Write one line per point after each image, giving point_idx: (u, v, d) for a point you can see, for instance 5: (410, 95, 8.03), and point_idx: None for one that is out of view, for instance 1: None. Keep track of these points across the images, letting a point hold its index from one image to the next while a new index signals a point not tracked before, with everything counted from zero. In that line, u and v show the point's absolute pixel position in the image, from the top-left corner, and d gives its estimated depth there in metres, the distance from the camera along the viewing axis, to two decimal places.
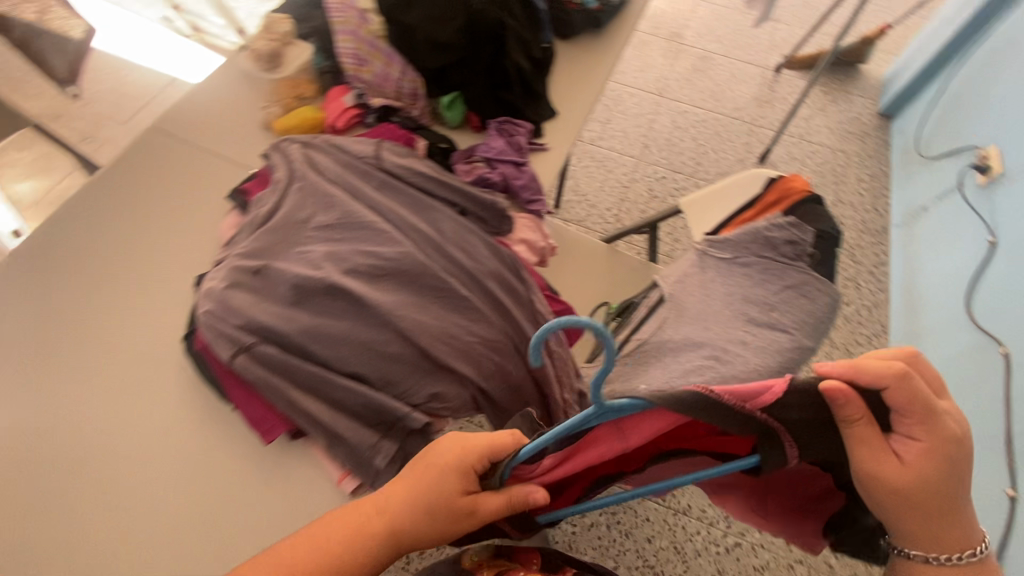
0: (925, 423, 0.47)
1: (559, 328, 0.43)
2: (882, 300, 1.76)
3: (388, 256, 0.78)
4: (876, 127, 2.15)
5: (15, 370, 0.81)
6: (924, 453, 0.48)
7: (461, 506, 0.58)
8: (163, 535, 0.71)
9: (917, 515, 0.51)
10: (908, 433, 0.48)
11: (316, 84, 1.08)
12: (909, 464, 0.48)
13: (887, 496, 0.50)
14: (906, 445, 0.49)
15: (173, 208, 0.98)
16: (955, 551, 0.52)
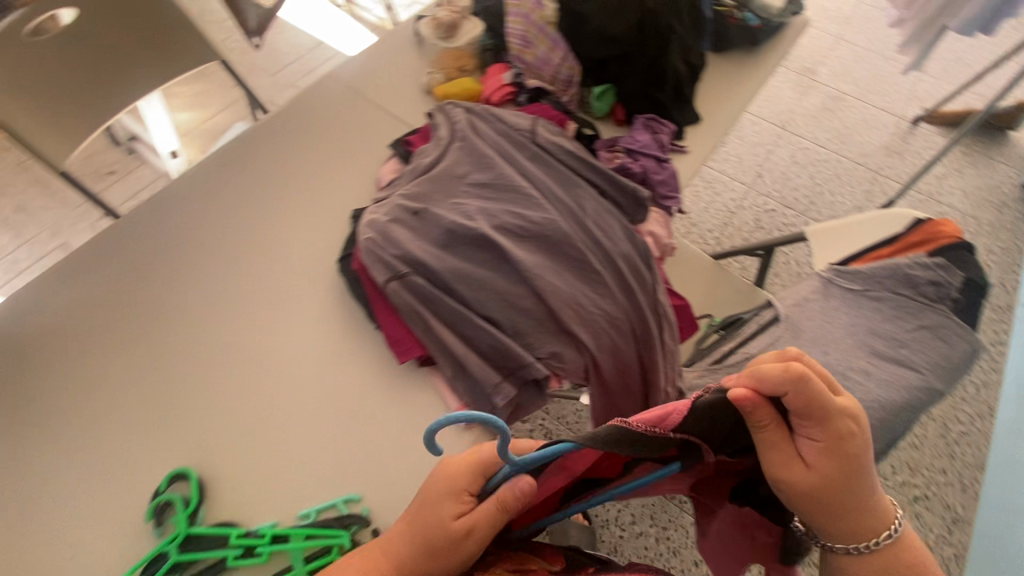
0: (823, 421, 0.45)
1: (447, 424, 0.45)
2: (995, 381, 1.63)
3: (533, 220, 0.83)
4: (1019, 198, 1.99)
5: (197, 262, 0.94)
6: (828, 448, 0.46)
7: (455, 536, 0.55)
8: (286, 431, 0.78)
9: (833, 522, 0.48)
10: (808, 432, 0.47)
11: (478, 59, 1.16)
12: (814, 465, 0.46)
13: (801, 500, 0.47)
14: (811, 445, 0.46)
15: (335, 149, 1.09)
16: (867, 543, 0.49)
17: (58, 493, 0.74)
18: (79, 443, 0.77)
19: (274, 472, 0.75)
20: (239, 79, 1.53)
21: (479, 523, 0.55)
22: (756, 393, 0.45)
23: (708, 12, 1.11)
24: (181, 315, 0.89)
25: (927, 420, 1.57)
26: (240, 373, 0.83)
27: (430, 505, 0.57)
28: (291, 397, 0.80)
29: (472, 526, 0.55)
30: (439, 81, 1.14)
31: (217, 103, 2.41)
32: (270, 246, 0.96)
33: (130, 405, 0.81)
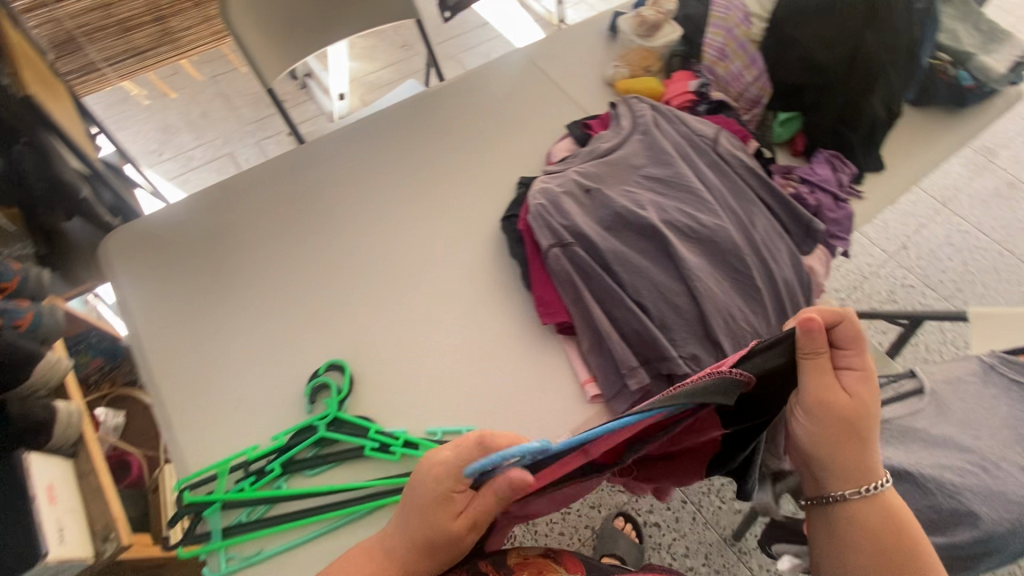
0: (864, 354, 0.54)
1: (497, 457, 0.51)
2: None
3: (704, 223, 0.84)
4: None
5: (372, 189, 1.03)
6: (865, 381, 0.54)
7: (456, 533, 0.54)
8: (423, 357, 0.84)
9: (843, 457, 0.54)
10: (849, 367, 0.54)
11: (666, 63, 1.18)
12: (853, 393, 0.54)
13: (833, 422, 0.54)
14: (853, 378, 0.54)
15: (510, 117, 1.15)
16: (871, 483, 0.55)
17: (227, 353, 0.84)
18: (254, 315, 0.88)
19: (413, 386, 0.81)
20: (427, 40, 1.65)
21: (482, 515, 0.54)
22: (819, 318, 0.53)
23: (924, 61, 1.06)
24: (354, 229, 0.98)
25: None
26: (396, 292, 0.90)
27: (432, 508, 0.54)
28: (437, 325, 0.87)
29: (476, 521, 0.54)
30: (623, 76, 1.17)
31: (384, 59, 2.60)
32: (439, 188, 1.03)
33: (301, 293, 0.91)
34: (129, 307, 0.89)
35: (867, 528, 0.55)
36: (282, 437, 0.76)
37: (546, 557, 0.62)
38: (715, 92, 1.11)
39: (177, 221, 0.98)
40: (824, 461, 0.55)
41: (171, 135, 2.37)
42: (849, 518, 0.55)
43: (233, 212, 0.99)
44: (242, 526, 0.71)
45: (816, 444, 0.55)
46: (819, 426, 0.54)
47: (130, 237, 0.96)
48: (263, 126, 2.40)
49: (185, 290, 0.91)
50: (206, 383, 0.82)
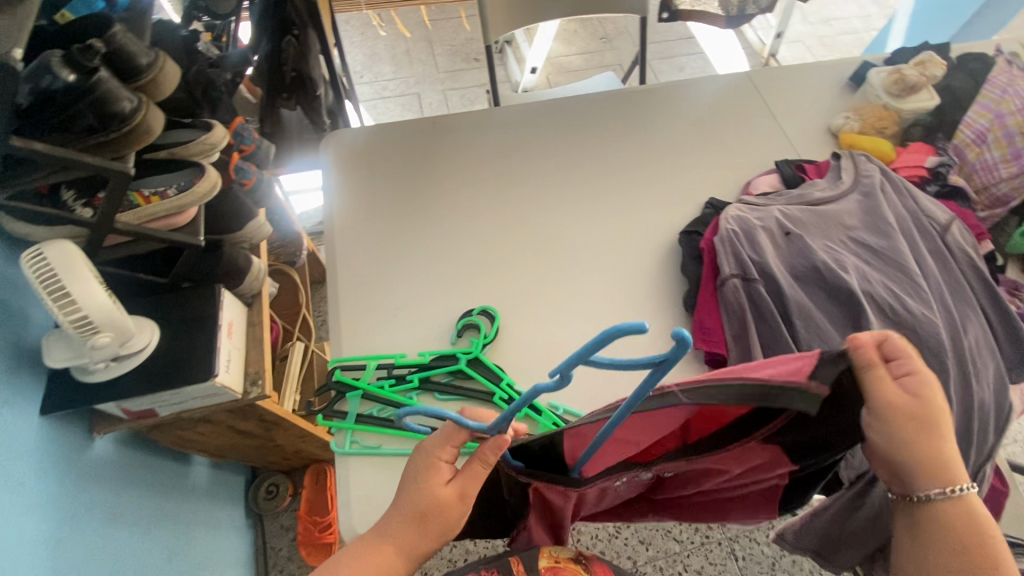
0: (918, 363, 0.52)
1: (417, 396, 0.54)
2: None
3: (910, 308, 0.76)
4: None
5: (562, 161, 1.05)
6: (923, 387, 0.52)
7: (448, 503, 0.58)
8: (565, 332, 0.86)
9: (919, 459, 0.53)
10: (908, 375, 0.52)
11: (905, 131, 1.08)
12: (917, 399, 0.51)
13: (906, 433, 0.52)
14: (915, 382, 0.51)
15: (716, 133, 1.11)
16: (956, 483, 0.53)
17: (398, 266, 0.92)
18: (429, 240, 0.95)
19: (551, 358, 0.84)
20: (643, 39, 1.64)
21: (468, 484, 0.58)
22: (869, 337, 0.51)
23: None
24: (536, 194, 1.01)
25: None
26: (559, 265, 0.92)
27: (422, 472, 0.59)
28: (588, 309, 0.88)
29: (465, 490, 0.58)
30: (853, 129, 1.08)
31: (581, 45, 2.64)
32: (628, 180, 1.03)
33: (473, 236, 0.96)
34: (332, 198, 1.00)
35: (953, 528, 0.53)
36: (426, 355, 0.83)
37: (578, 562, 0.63)
38: (956, 175, 1.00)
39: (386, 138, 1.08)
40: (901, 466, 0.54)
41: (375, 62, 2.60)
42: (938, 517, 0.54)
43: (434, 145, 1.07)
44: (372, 418, 0.78)
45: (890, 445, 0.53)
46: (899, 435, 0.52)
47: (347, 140, 1.08)
48: (453, 77, 2.55)
49: (378, 199, 1.00)
50: (374, 286, 0.90)
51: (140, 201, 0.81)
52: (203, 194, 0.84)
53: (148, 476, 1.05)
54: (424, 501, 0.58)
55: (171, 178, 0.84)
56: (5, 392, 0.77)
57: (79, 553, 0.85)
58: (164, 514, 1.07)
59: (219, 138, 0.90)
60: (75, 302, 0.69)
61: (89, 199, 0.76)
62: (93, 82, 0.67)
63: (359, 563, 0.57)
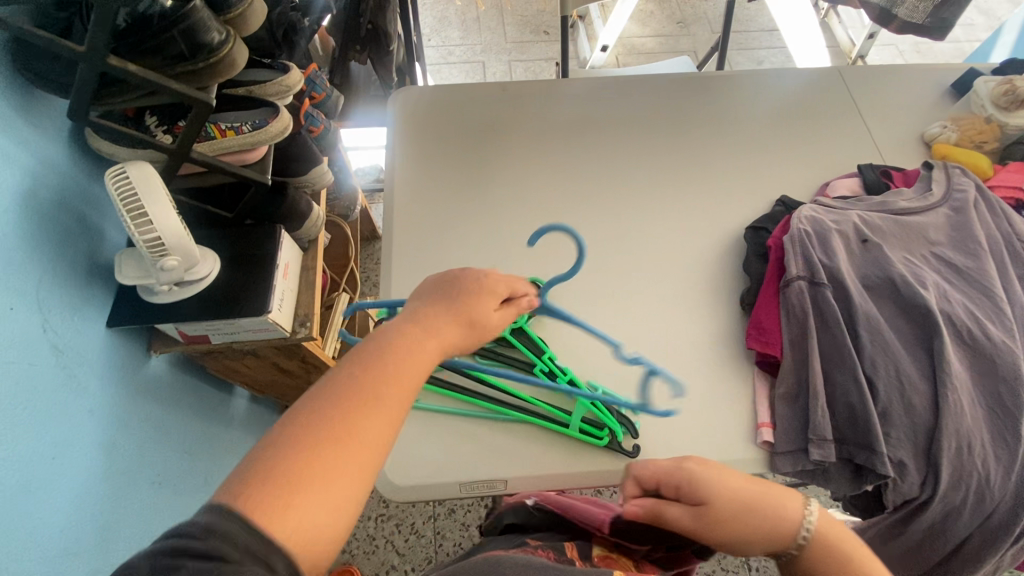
0: (668, 472, 0.61)
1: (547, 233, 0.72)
2: None
3: (991, 335, 0.71)
4: None
5: (630, 141, 1.02)
6: (697, 489, 0.59)
7: (488, 324, 0.60)
8: (611, 314, 0.84)
9: (756, 542, 0.58)
10: (677, 489, 0.60)
11: (1006, 149, 1.00)
12: (702, 503, 0.58)
13: (715, 533, 0.57)
14: (690, 493, 0.60)
15: (796, 129, 1.05)
16: (795, 529, 0.58)
17: (453, 227, 0.92)
18: (485, 206, 0.94)
19: (595, 338, 0.82)
20: (726, 23, 1.56)
21: (507, 316, 0.62)
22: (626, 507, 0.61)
23: None
24: (598, 170, 0.98)
25: None
26: (614, 245, 0.90)
27: (466, 295, 0.60)
28: (639, 295, 0.86)
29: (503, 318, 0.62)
30: (948, 140, 1.00)
31: (655, 28, 2.54)
32: (696, 168, 0.99)
33: (529, 205, 0.94)
34: (395, 153, 1.01)
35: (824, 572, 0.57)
36: None
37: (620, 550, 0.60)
38: None
39: (454, 99, 1.08)
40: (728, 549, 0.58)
41: (443, 26, 2.58)
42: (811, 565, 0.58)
43: (501, 110, 1.06)
44: None
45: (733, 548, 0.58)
46: (708, 538, 0.57)
47: (416, 97, 1.08)
48: (519, 49, 2.51)
49: (440, 158, 1.00)
50: (429, 245, 0.90)
51: (217, 133, 0.83)
52: (276, 134, 0.86)
53: (194, 399, 1.11)
54: (465, 318, 0.58)
55: (246, 115, 0.86)
56: (78, 302, 0.82)
57: (131, 460, 0.91)
58: (205, 436, 1.13)
59: (295, 81, 0.91)
60: (151, 222, 0.72)
61: (170, 126, 0.79)
62: (187, 11, 0.68)
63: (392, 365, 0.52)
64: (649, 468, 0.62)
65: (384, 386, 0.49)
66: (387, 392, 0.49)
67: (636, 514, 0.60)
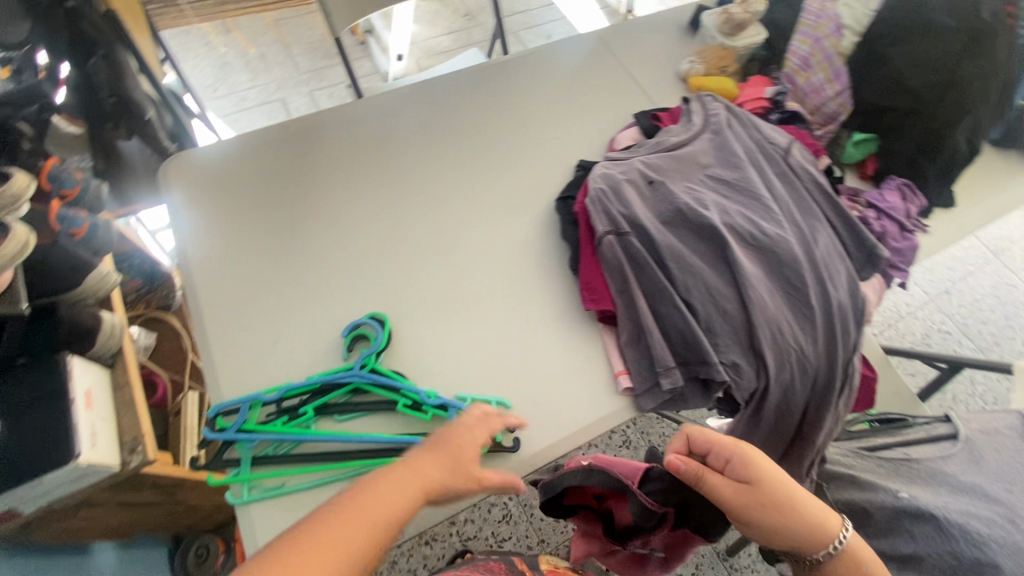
0: (729, 443, 0.67)
1: (357, 323, 0.80)
2: None
3: (766, 232, 0.82)
4: None
5: (428, 148, 1.02)
6: (747, 470, 0.64)
7: (459, 473, 0.63)
8: (457, 321, 0.84)
9: (787, 530, 0.64)
10: (729, 458, 0.66)
11: (743, 68, 1.15)
12: (749, 483, 0.64)
13: (742, 505, 0.63)
14: (740, 467, 0.65)
15: (574, 96, 1.13)
16: (835, 536, 0.65)
17: (270, 291, 0.85)
18: (299, 254, 0.89)
19: (446, 349, 0.81)
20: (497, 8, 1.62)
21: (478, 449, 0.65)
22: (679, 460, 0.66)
23: (1019, 102, 1.01)
24: (407, 184, 0.97)
25: None
26: (444, 253, 0.90)
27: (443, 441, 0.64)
28: (477, 294, 0.87)
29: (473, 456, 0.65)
30: (698, 72, 1.14)
31: (446, 26, 2.58)
32: (497, 156, 1.02)
33: (346, 241, 0.90)
34: (182, 228, 0.91)
35: None
36: (317, 378, 0.75)
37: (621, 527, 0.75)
38: (791, 102, 1.08)
39: (237, 152, 0.99)
40: (746, 525, 0.65)
41: (227, 73, 2.39)
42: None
43: (290, 151, 1.00)
44: (269, 458, 0.72)
45: (764, 528, 0.64)
46: (742, 511, 0.64)
47: (193, 162, 0.98)
48: (317, 77, 2.40)
49: (236, 219, 0.92)
50: (251, 313, 0.83)
51: None
52: (13, 255, 0.73)
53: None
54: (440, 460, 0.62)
55: None
56: None
57: None
58: None
59: (23, 188, 0.78)
60: None
61: None
62: None
63: (352, 505, 0.56)
64: (712, 434, 0.68)
65: (367, 501, 0.56)
66: (365, 508, 0.56)
67: (680, 468, 0.65)
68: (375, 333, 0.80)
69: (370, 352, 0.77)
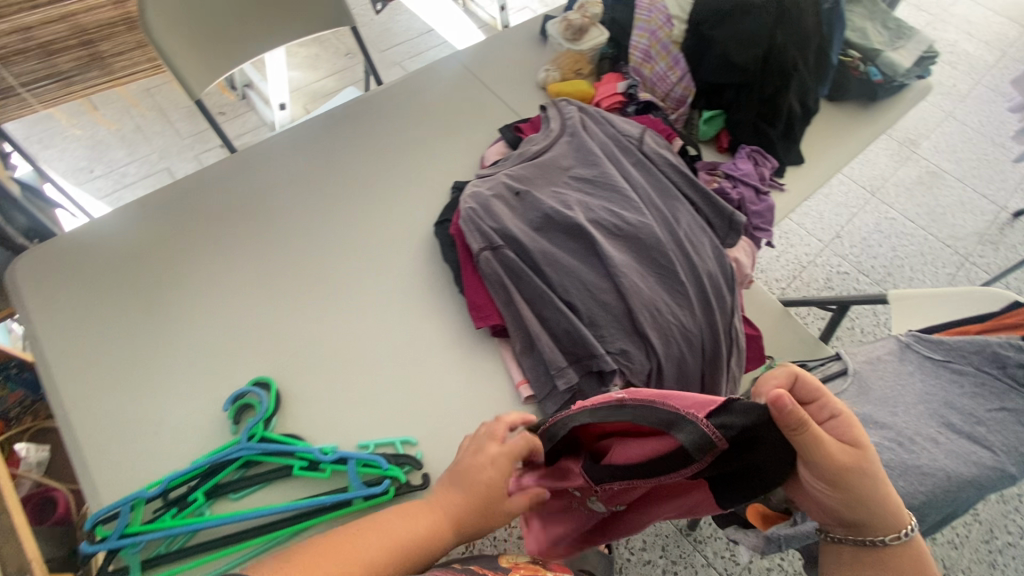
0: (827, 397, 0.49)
1: (239, 393, 0.77)
2: None
3: (628, 220, 0.86)
4: None
5: (299, 199, 1.01)
6: (851, 429, 0.49)
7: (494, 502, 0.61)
8: (348, 368, 0.83)
9: (868, 509, 0.50)
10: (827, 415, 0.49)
11: (595, 67, 1.21)
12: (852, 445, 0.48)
13: (842, 462, 0.47)
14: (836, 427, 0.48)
15: (440, 121, 1.15)
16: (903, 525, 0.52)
17: (144, 378, 0.80)
18: (174, 333, 0.85)
19: (340, 399, 0.80)
20: (365, 45, 1.63)
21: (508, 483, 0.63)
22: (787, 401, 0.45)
23: (835, 59, 1.11)
24: (283, 241, 0.96)
25: (954, 535, 1.57)
26: (331, 302, 0.89)
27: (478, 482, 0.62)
28: (365, 337, 0.86)
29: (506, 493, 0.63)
30: (554, 79, 1.18)
31: (328, 67, 2.56)
32: (370, 194, 1.03)
33: (225, 310, 0.88)
34: (36, 327, 0.84)
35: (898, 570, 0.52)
36: (202, 460, 0.71)
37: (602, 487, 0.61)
38: (642, 93, 1.13)
39: (89, 238, 0.93)
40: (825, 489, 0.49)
41: (101, 152, 2.25)
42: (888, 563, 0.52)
43: (149, 227, 0.95)
44: (161, 558, 0.66)
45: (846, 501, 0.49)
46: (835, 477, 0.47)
47: (39, 257, 0.91)
48: (201, 139, 2.32)
49: (99, 308, 0.86)
50: (128, 404, 0.78)
51: None
52: None
53: None
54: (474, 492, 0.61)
55: None
56: None
57: None
58: None
59: None
60: None
61: None
62: None
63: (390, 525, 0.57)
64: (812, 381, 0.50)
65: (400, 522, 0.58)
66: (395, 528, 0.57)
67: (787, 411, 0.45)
68: (261, 400, 0.77)
69: (258, 419, 0.74)
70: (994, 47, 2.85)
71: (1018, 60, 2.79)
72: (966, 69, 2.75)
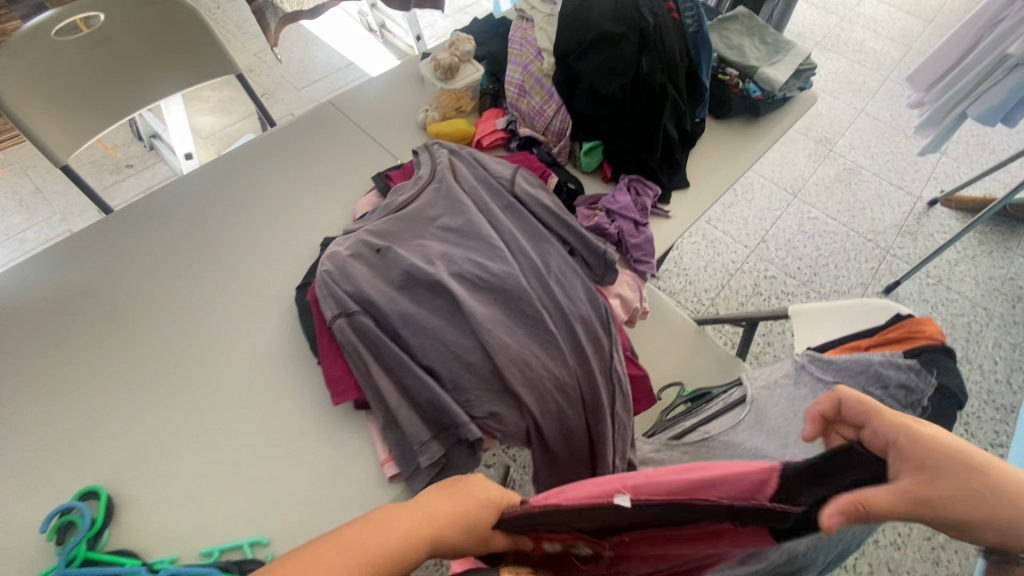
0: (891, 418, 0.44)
1: (60, 510, 0.70)
2: None
3: (492, 271, 0.82)
4: (1013, 300, 2.04)
5: (157, 275, 0.95)
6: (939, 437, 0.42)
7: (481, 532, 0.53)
8: (198, 463, 0.77)
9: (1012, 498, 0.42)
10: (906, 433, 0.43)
11: (476, 103, 1.18)
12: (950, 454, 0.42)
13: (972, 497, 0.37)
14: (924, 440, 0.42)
15: (316, 173, 1.10)
16: None
17: None
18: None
19: (187, 501, 0.73)
20: (254, 95, 1.57)
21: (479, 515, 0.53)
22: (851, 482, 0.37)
23: (709, 81, 1.11)
24: (139, 322, 0.90)
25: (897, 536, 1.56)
26: (187, 386, 0.83)
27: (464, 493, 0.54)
28: (220, 425, 0.80)
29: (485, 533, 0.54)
30: (433, 119, 1.14)
31: (243, 109, 2.47)
32: (237, 263, 0.98)
33: (65, 408, 0.80)
34: None
35: None
36: None
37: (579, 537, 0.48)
38: (522, 128, 1.10)
39: None
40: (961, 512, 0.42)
41: None
42: None
43: None
44: None
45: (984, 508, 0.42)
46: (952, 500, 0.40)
47: None
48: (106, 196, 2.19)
49: None
50: None
51: None
52: None
53: None
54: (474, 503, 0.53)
55: None
56: None
57: None
58: None
59: None
60: None
61: None
62: None
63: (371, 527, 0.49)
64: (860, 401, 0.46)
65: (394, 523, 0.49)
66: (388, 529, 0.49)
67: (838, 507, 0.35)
68: (86, 514, 0.70)
69: (79, 539, 0.68)
70: (900, 43, 2.96)
71: (922, 53, 2.89)
72: (874, 65, 2.85)
